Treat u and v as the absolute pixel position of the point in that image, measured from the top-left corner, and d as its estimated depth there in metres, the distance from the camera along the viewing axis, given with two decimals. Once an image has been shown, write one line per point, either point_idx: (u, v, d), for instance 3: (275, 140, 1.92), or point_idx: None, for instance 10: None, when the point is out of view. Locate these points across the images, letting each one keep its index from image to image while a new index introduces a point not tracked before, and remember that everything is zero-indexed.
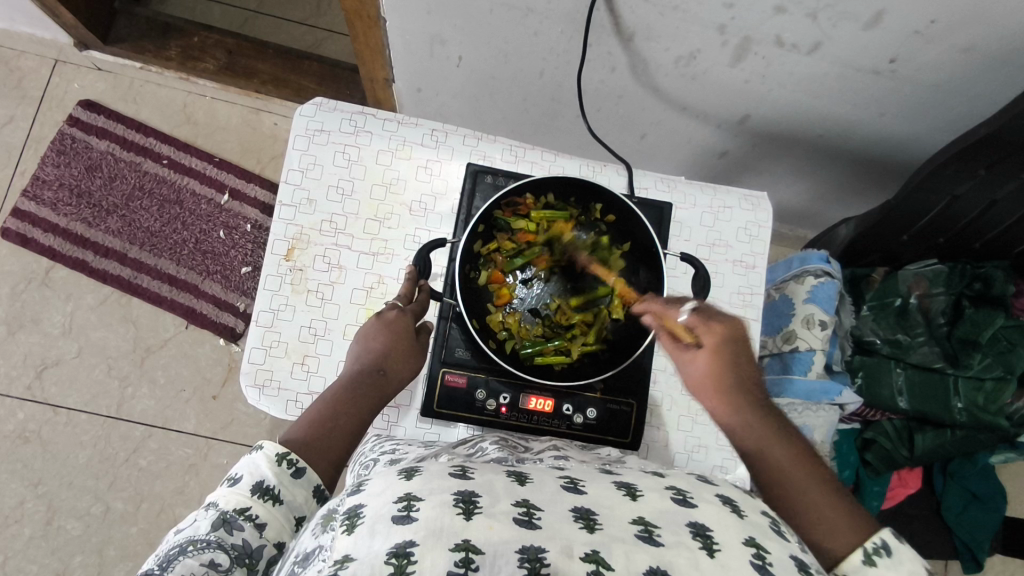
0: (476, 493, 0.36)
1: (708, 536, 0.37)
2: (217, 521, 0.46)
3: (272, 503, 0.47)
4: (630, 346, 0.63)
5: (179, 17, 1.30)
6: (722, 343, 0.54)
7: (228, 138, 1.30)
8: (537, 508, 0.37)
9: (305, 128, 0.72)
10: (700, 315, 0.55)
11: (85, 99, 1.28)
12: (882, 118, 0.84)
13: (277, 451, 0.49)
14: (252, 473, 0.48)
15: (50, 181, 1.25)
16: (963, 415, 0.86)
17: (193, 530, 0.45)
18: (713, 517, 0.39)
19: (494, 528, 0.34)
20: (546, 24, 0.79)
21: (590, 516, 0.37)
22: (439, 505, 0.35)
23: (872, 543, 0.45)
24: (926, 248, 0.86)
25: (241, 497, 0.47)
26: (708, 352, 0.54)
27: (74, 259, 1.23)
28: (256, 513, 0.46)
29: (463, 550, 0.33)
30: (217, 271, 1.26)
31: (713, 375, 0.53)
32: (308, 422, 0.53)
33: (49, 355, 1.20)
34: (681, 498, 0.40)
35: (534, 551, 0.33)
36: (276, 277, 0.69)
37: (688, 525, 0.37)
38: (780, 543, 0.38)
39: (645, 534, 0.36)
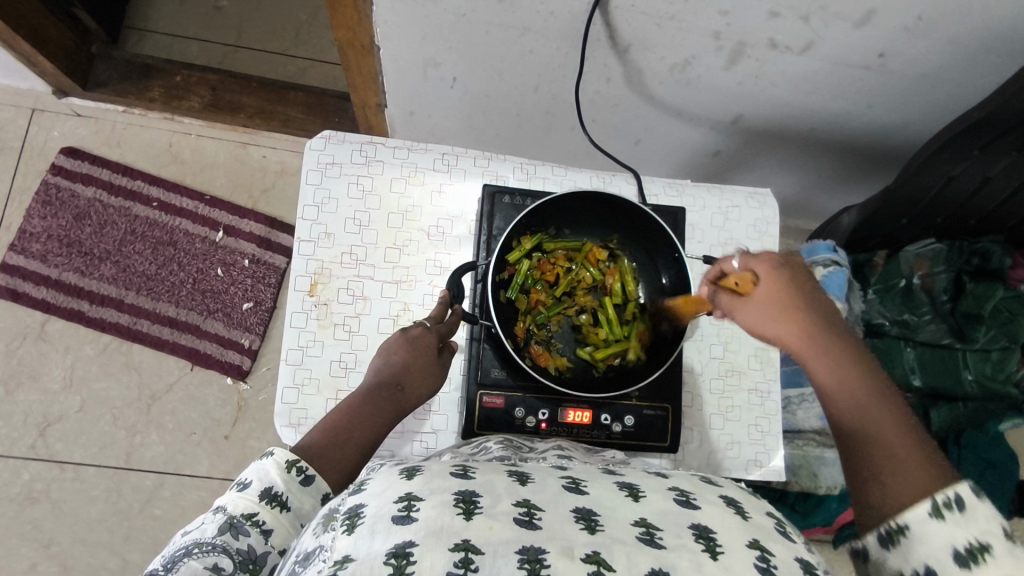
0: (476, 492, 0.37)
1: (710, 537, 0.37)
2: (225, 526, 0.47)
3: (279, 509, 0.49)
4: (663, 354, 0.64)
5: (157, 57, 1.29)
6: (785, 281, 0.51)
7: (217, 175, 1.28)
8: (538, 509, 0.37)
9: (317, 162, 0.72)
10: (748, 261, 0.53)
11: (67, 147, 1.26)
12: (871, 108, 0.87)
13: (286, 458, 0.51)
14: (260, 478, 0.50)
15: (37, 234, 1.23)
16: (974, 387, 0.89)
17: (201, 533, 0.47)
18: (716, 519, 0.39)
19: (494, 529, 0.35)
20: (542, 41, 0.80)
21: (591, 517, 0.37)
22: (439, 505, 0.36)
23: (942, 496, 0.42)
24: (924, 228, 0.89)
25: (248, 503, 0.49)
26: (768, 284, 0.51)
27: (69, 310, 1.20)
28: (263, 519, 0.48)
29: (463, 550, 0.33)
30: (218, 309, 1.24)
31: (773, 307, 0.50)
32: (323, 431, 0.55)
33: (51, 411, 1.17)
34: (684, 499, 0.41)
35: (534, 552, 0.33)
36: (301, 313, 0.69)
37: (691, 527, 0.38)
38: (785, 546, 0.38)
39: (647, 536, 0.36)
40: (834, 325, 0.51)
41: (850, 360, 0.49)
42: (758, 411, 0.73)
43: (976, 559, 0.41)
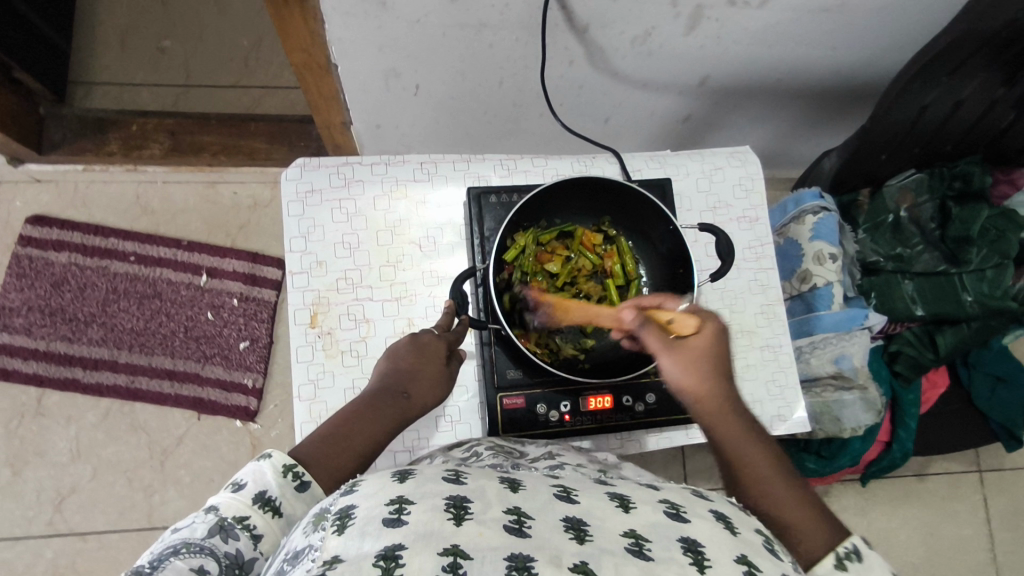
0: (467, 498, 0.37)
1: (699, 551, 0.37)
2: (214, 527, 0.45)
3: (272, 515, 0.47)
4: None
5: (109, 109, 1.26)
6: (717, 337, 0.55)
7: (191, 219, 1.26)
8: (527, 517, 0.37)
9: (296, 192, 0.70)
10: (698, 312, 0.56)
11: (32, 215, 1.22)
12: (834, 51, 0.88)
13: (284, 462, 0.50)
14: (256, 480, 0.49)
15: (17, 308, 1.20)
16: (975, 307, 0.90)
17: (189, 532, 0.45)
18: (706, 533, 0.39)
19: (484, 535, 0.34)
20: (501, 34, 0.79)
21: (580, 526, 0.37)
22: (429, 509, 0.35)
23: (843, 548, 0.48)
24: (903, 160, 0.90)
25: (241, 505, 0.47)
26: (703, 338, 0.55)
27: (64, 379, 1.18)
28: (254, 523, 0.47)
29: (452, 555, 0.33)
30: (215, 353, 1.22)
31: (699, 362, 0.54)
32: (321, 437, 0.54)
33: (64, 484, 1.15)
34: (674, 512, 0.41)
35: (522, 559, 0.33)
36: (307, 346, 0.68)
37: (680, 540, 0.38)
38: (772, 562, 0.39)
39: (635, 548, 0.36)
40: (732, 391, 0.55)
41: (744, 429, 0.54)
42: (773, 366, 0.74)
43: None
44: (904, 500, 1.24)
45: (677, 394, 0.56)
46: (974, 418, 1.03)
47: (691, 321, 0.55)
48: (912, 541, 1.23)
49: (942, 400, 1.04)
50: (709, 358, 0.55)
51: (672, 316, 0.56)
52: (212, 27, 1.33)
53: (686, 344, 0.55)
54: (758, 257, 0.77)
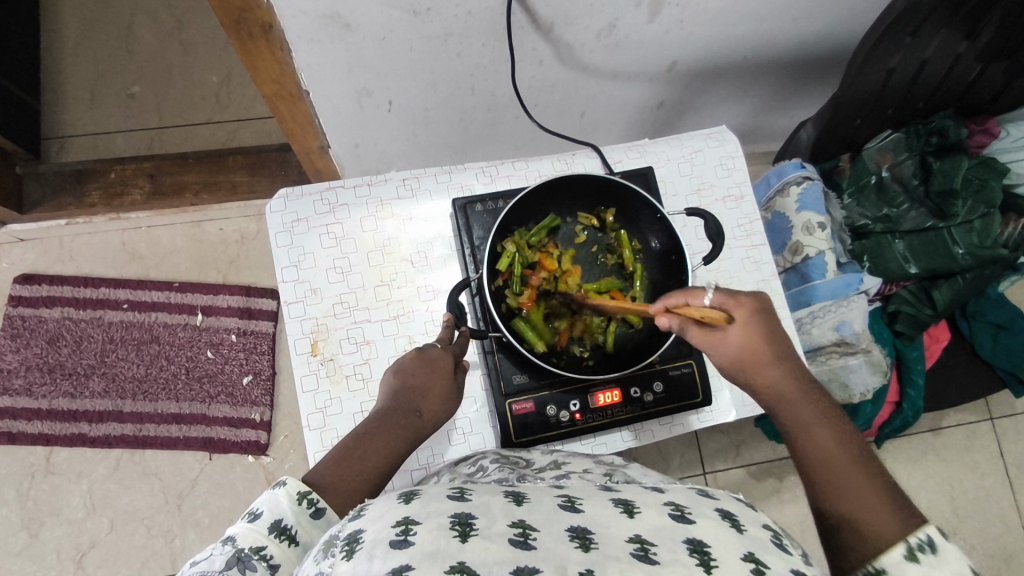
0: (472, 514, 0.38)
1: (705, 551, 0.37)
2: (231, 559, 0.44)
3: (287, 543, 0.47)
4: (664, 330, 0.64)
5: (87, 160, 1.25)
6: (757, 321, 0.55)
7: (181, 260, 1.26)
8: (532, 529, 0.37)
9: (282, 223, 0.70)
10: (726, 294, 0.56)
11: (21, 274, 1.22)
12: (797, 22, 0.88)
13: (298, 489, 0.50)
14: (271, 508, 0.48)
15: (16, 369, 1.20)
16: (967, 259, 0.91)
17: (208, 565, 0.44)
18: (711, 532, 0.40)
19: (489, 549, 0.34)
20: (467, 42, 0.80)
21: (585, 535, 0.37)
22: (435, 528, 0.36)
23: (915, 540, 0.45)
24: (879, 122, 0.90)
25: (257, 535, 0.46)
26: (744, 331, 0.55)
27: (71, 435, 1.17)
28: (270, 552, 0.46)
29: (458, 572, 0.33)
30: (219, 392, 1.22)
31: (754, 349, 0.55)
32: (335, 462, 0.54)
33: (83, 540, 1.14)
34: (679, 513, 0.41)
35: (527, 571, 0.33)
36: (310, 375, 0.68)
37: (685, 542, 0.38)
38: (780, 557, 0.40)
39: (641, 553, 0.36)
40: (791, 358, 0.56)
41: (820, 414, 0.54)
42: None
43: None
44: (922, 457, 1.25)
45: (738, 380, 0.57)
46: (981, 369, 1.03)
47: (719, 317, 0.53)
48: (935, 496, 1.23)
49: (947, 353, 1.05)
50: (761, 331, 0.55)
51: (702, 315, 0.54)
52: (179, 65, 1.32)
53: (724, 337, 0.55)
54: (747, 234, 0.77)
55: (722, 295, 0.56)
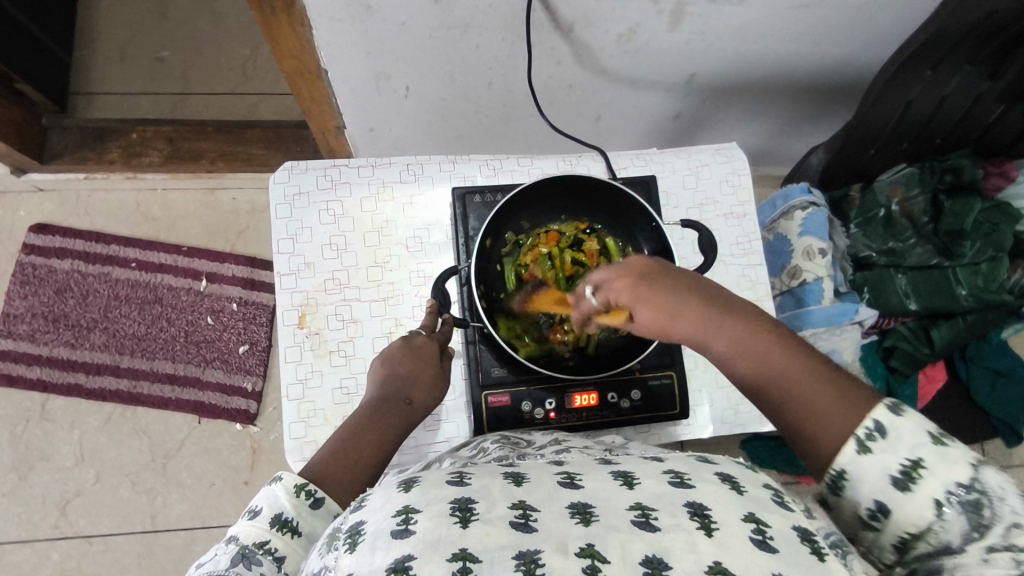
0: (472, 498, 0.38)
1: (705, 515, 0.37)
2: (236, 556, 0.45)
3: (290, 535, 0.47)
4: (645, 340, 0.64)
5: (110, 118, 1.28)
6: (642, 287, 0.50)
7: (192, 225, 1.28)
8: (533, 509, 0.37)
9: (284, 195, 0.71)
10: (608, 278, 0.52)
11: (36, 223, 1.25)
12: (819, 46, 0.88)
13: (296, 482, 0.50)
14: (271, 505, 0.49)
15: (22, 314, 1.22)
16: (970, 300, 0.90)
17: (213, 565, 0.44)
18: (711, 495, 0.39)
19: (491, 534, 0.35)
20: (486, 35, 0.80)
21: (586, 510, 0.38)
22: (435, 515, 0.36)
23: (863, 431, 0.45)
24: (893, 156, 0.90)
25: (259, 530, 0.47)
26: (641, 304, 0.50)
27: (67, 384, 1.20)
28: (274, 546, 0.46)
29: (461, 559, 0.34)
30: (215, 357, 1.24)
31: (658, 316, 0.50)
32: (330, 453, 0.54)
33: (69, 488, 1.16)
34: (678, 480, 0.41)
35: (529, 554, 0.34)
36: (294, 347, 0.68)
37: (686, 506, 0.38)
38: (782, 515, 0.39)
39: (642, 519, 0.37)
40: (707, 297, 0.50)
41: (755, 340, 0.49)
42: None
43: (915, 478, 0.43)
44: None
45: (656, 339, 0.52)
46: (976, 414, 1.01)
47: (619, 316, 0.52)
48: None
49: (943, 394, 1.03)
50: (651, 289, 0.50)
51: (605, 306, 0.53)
52: (209, 35, 1.35)
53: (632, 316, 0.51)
54: (746, 253, 0.77)
55: (604, 280, 0.52)
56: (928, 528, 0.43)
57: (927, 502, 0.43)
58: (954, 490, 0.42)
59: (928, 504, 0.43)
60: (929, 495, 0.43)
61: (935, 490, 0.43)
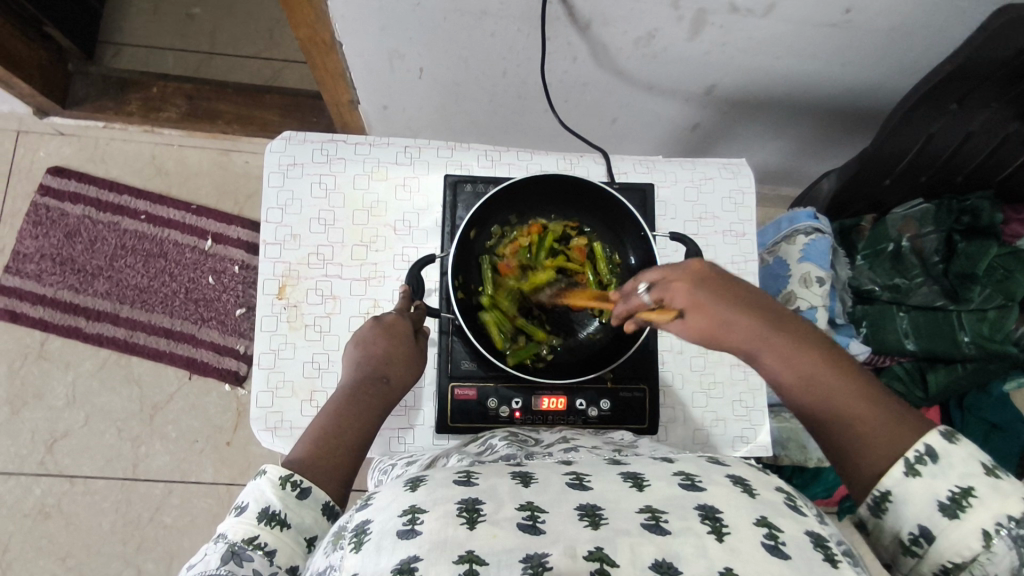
0: (479, 499, 0.37)
1: (717, 519, 0.36)
2: (227, 554, 0.46)
3: (280, 528, 0.48)
4: (619, 349, 0.63)
5: (134, 70, 1.29)
6: (701, 294, 0.49)
7: (203, 184, 1.29)
8: (541, 510, 0.37)
9: (278, 164, 0.71)
10: (661, 282, 0.49)
11: (53, 166, 1.27)
12: (845, 68, 0.85)
13: (279, 474, 0.50)
14: (258, 498, 0.49)
15: (31, 254, 1.25)
16: (971, 348, 0.89)
17: (204, 565, 0.45)
18: (723, 499, 0.38)
19: (498, 536, 0.35)
20: (502, 24, 0.78)
21: (595, 512, 0.37)
22: (441, 516, 0.36)
23: (914, 453, 0.45)
24: (910, 187, 0.87)
25: (247, 527, 0.48)
26: (694, 310, 0.49)
27: (67, 327, 1.22)
28: (264, 540, 0.47)
29: (468, 561, 0.33)
30: (211, 317, 1.25)
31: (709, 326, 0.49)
32: (311, 442, 0.54)
33: (57, 427, 1.19)
34: (689, 482, 0.40)
35: (536, 556, 0.34)
36: (272, 316, 0.68)
37: (697, 510, 0.37)
38: (794, 520, 0.38)
39: (652, 521, 0.36)
40: (759, 310, 0.50)
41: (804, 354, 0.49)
42: (742, 386, 0.72)
43: (963, 506, 0.43)
44: None
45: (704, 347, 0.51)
46: None
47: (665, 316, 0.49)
48: None
49: None
50: (710, 297, 0.49)
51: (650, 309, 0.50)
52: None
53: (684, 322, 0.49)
54: (740, 273, 0.75)
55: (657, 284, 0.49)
56: (972, 557, 0.43)
57: (974, 533, 0.43)
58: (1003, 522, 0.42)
59: (976, 533, 0.43)
60: (977, 525, 0.43)
61: (983, 519, 0.43)
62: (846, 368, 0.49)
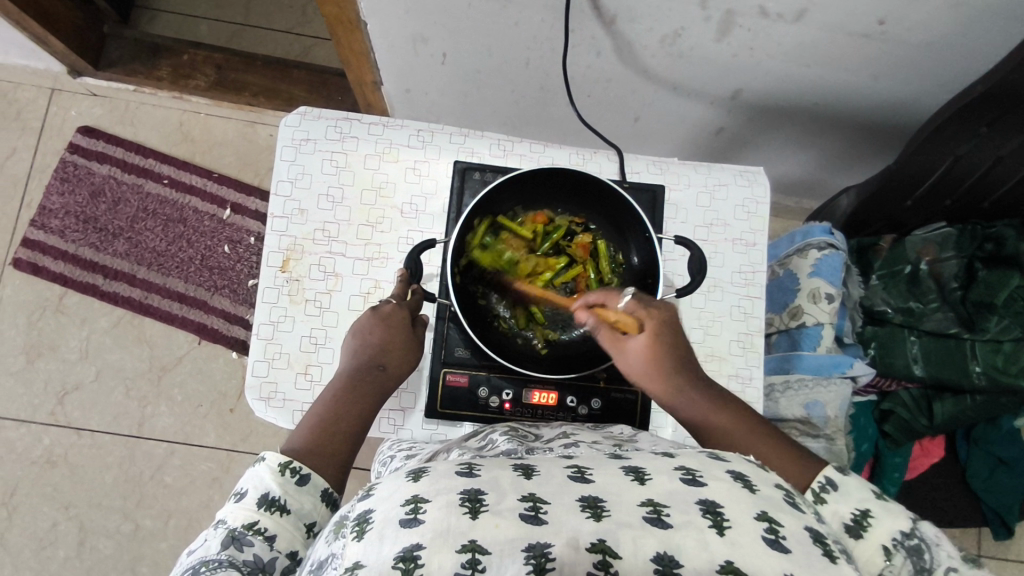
0: (482, 490, 0.37)
1: (718, 513, 0.36)
2: (227, 540, 0.47)
3: (279, 514, 0.49)
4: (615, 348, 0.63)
5: (168, 37, 1.31)
6: (660, 326, 0.54)
7: (226, 153, 1.31)
8: (543, 502, 0.36)
9: (292, 138, 0.72)
10: (638, 302, 0.56)
11: (83, 125, 1.30)
12: (876, 80, 0.83)
13: (280, 460, 0.51)
14: (257, 486, 0.50)
15: (56, 210, 1.28)
16: (982, 379, 0.86)
17: (205, 551, 0.47)
18: (725, 493, 0.37)
19: (501, 525, 0.34)
20: (526, 13, 0.78)
21: (597, 504, 0.36)
22: (445, 506, 0.35)
23: (818, 482, 0.47)
24: (932, 212, 0.86)
25: (247, 512, 0.48)
26: (648, 337, 0.54)
27: (85, 284, 1.25)
28: (264, 526, 0.48)
29: (470, 551, 0.33)
30: (225, 285, 1.27)
31: (654, 358, 0.53)
32: (309, 429, 0.54)
33: (69, 380, 1.22)
34: (691, 477, 0.39)
35: (539, 547, 0.34)
36: (273, 289, 0.69)
37: (698, 503, 0.36)
38: (794, 515, 0.37)
39: (653, 516, 0.36)
40: (685, 356, 0.54)
41: (712, 401, 0.52)
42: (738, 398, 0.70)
43: (865, 526, 0.46)
44: None
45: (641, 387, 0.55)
46: (966, 498, 0.97)
47: (634, 323, 0.55)
48: None
49: (934, 470, 0.98)
50: (658, 333, 0.54)
51: (618, 317, 0.56)
52: None
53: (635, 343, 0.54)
54: (747, 283, 0.73)
55: (631, 300, 0.56)
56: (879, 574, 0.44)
57: (878, 549, 0.45)
58: (898, 536, 0.45)
59: (879, 551, 0.44)
60: (879, 541, 0.45)
61: (884, 536, 0.45)
62: (746, 413, 0.52)
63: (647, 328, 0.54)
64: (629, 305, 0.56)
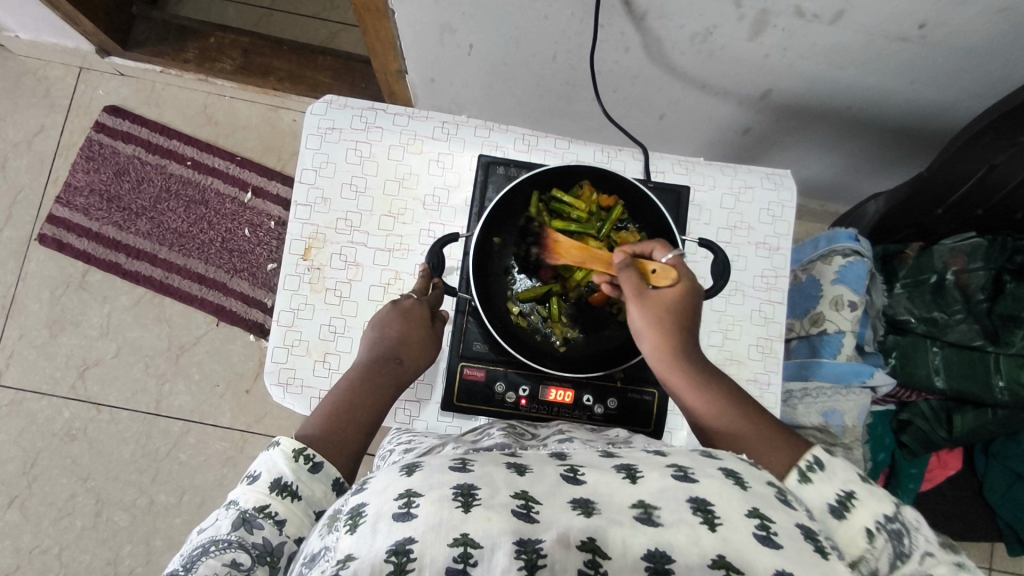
0: (475, 485, 0.36)
1: (708, 510, 0.36)
2: (237, 521, 0.48)
3: (290, 500, 0.49)
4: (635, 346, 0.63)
5: (194, 19, 1.31)
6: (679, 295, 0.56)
7: (249, 137, 1.32)
8: (536, 501, 0.36)
9: (317, 126, 0.72)
10: (678, 262, 0.57)
11: (110, 105, 1.31)
12: (912, 85, 0.81)
13: (292, 447, 0.51)
14: (269, 469, 0.50)
15: (81, 187, 1.29)
16: (1004, 394, 0.85)
17: (216, 530, 0.48)
18: (715, 489, 0.37)
19: (493, 520, 0.34)
20: (556, 7, 0.76)
21: (588, 504, 0.36)
22: (438, 500, 0.35)
23: (807, 463, 0.48)
24: (964, 220, 0.85)
25: (259, 495, 0.49)
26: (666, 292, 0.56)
27: (107, 262, 1.27)
28: (275, 510, 0.48)
29: (462, 545, 0.33)
30: (244, 268, 1.28)
31: (658, 318, 0.55)
32: (322, 416, 0.55)
33: (90, 355, 1.24)
34: (682, 474, 0.39)
35: (530, 543, 0.33)
36: (295, 276, 0.70)
37: (689, 500, 0.36)
38: (785, 512, 0.38)
39: (644, 515, 0.36)
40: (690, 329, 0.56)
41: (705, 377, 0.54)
42: (755, 403, 0.70)
43: (848, 507, 0.45)
44: None
45: (640, 345, 0.57)
46: (981, 511, 0.96)
47: (671, 275, 0.56)
48: None
49: (949, 483, 0.97)
50: (673, 299, 0.56)
51: (657, 267, 0.57)
52: None
53: (654, 295, 0.56)
54: (768, 288, 0.73)
55: (676, 258, 0.57)
56: (861, 557, 0.43)
57: (860, 532, 0.44)
58: (880, 520, 0.45)
59: (862, 533, 0.44)
60: (862, 524, 0.44)
61: (867, 520, 0.45)
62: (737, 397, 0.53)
63: (676, 288, 0.56)
64: (671, 261, 0.58)
